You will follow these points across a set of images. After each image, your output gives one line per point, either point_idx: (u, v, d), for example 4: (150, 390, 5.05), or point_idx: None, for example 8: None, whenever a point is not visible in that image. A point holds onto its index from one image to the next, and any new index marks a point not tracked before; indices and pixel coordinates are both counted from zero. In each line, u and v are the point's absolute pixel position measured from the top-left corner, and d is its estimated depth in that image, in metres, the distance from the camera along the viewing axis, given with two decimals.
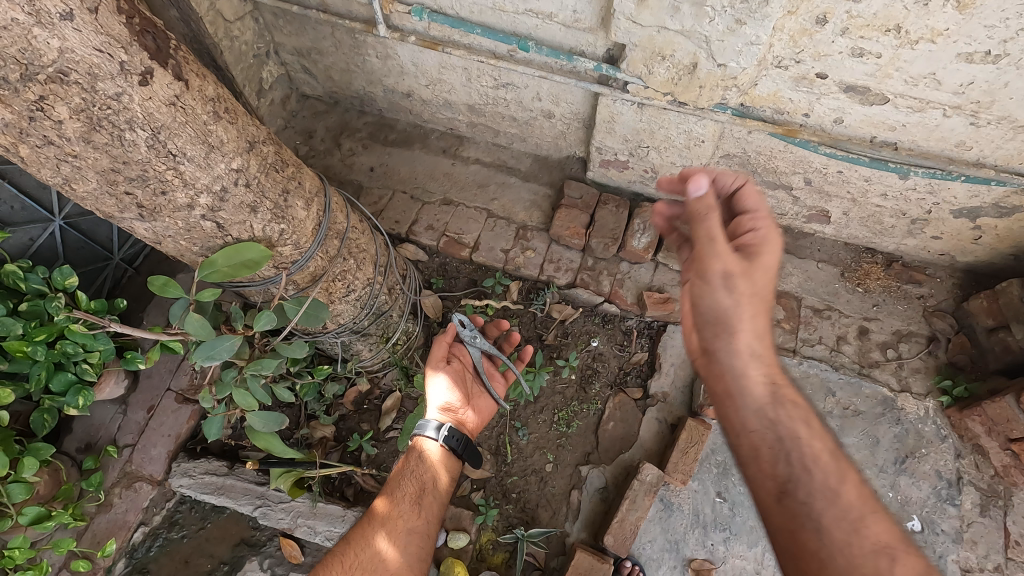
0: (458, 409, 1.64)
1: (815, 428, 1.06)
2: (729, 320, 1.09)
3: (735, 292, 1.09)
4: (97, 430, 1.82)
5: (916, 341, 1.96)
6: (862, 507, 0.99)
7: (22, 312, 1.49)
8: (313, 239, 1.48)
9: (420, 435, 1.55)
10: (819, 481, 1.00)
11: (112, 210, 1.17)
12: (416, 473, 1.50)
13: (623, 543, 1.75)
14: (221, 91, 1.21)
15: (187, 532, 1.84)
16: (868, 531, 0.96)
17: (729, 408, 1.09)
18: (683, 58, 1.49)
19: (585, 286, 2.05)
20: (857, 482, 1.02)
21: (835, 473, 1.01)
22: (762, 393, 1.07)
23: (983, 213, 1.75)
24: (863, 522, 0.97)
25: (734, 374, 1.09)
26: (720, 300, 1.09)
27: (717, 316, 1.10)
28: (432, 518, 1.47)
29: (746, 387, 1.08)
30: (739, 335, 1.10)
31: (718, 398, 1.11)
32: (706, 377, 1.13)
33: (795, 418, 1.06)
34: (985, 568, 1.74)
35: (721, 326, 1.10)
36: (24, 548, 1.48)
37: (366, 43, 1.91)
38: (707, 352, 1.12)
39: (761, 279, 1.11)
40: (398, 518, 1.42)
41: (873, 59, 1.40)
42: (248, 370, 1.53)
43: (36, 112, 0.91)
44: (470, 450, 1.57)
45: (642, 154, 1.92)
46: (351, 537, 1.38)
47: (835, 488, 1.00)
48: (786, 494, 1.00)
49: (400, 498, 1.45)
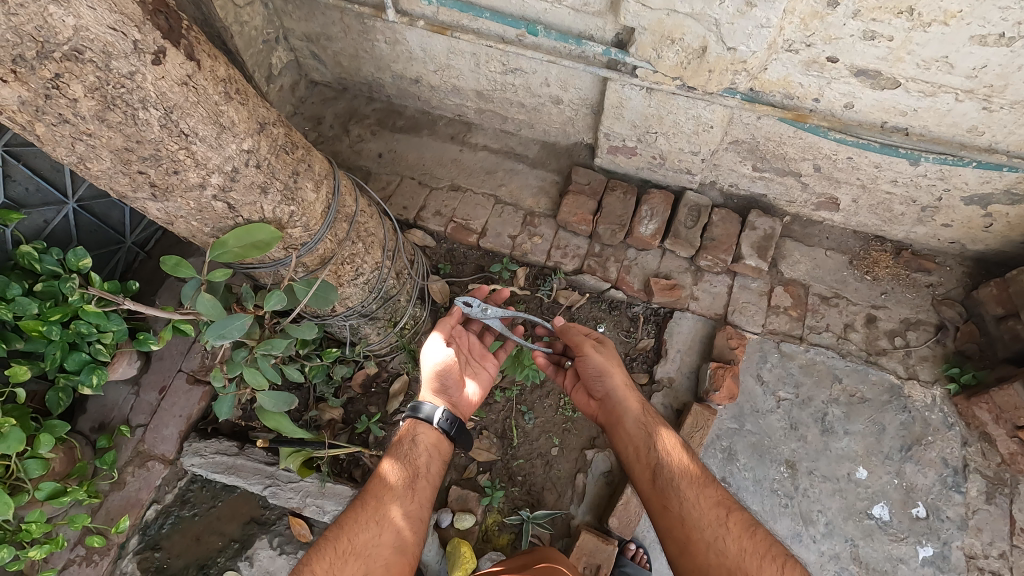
0: (449, 388, 1.62)
1: (672, 439, 1.47)
2: (606, 369, 1.59)
3: (606, 356, 1.61)
4: (111, 410, 1.86)
5: (924, 329, 1.96)
6: (703, 484, 1.37)
7: (37, 292, 1.52)
8: (322, 221, 1.49)
9: (413, 419, 1.55)
10: (676, 464, 1.41)
11: (125, 190, 1.19)
12: (410, 458, 1.48)
13: (628, 524, 1.79)
14: (233, 71, 1.21)
15: (199, 510, 1.86)
16: (709, 493, 1.35)
17: (618, 426, 1.55)
18: (692, 41, 1.49)
19: (592, 272, 2.06)
20: (701, 466, 1.42)
21: (688, 466, 1.41)
22: (638, 411, 1.54)
23: (994, 200, 1.74)
24: (706, 486, 1.37)
25: (618, 402, 1.56)
26: (597, 360, 1.60)
27: (598, 372, 1.60)
28: (425, 502, 1.45)
29: (626, 406, 1.55)
30: (614, 376, 1.59)
31: (616, 441, 1.54)
32: (611, 429, 1.57)
33: (660, 424, 1.51)
34: (990, 554, 1.75)
35: (604, 374, 1.59)
36: (41, 522, 1.51)
37: (375, 28, 1.91)
38: (601, 396, 1.61)
39: (612, 349, 1.65)
40: (391, 503, 1.38)
41: (884, 42, 1.39)
42: (259, 350, 1.56)
43: (51, 90, 0.92)
44: (463, 435, 1.59)
45: (650, 140, 1.91)
46: (343, 522, 1.32)
47: (687, 465, 1.41)
48: (657, 478, 1.40)
49: (393, 484, 1.41)
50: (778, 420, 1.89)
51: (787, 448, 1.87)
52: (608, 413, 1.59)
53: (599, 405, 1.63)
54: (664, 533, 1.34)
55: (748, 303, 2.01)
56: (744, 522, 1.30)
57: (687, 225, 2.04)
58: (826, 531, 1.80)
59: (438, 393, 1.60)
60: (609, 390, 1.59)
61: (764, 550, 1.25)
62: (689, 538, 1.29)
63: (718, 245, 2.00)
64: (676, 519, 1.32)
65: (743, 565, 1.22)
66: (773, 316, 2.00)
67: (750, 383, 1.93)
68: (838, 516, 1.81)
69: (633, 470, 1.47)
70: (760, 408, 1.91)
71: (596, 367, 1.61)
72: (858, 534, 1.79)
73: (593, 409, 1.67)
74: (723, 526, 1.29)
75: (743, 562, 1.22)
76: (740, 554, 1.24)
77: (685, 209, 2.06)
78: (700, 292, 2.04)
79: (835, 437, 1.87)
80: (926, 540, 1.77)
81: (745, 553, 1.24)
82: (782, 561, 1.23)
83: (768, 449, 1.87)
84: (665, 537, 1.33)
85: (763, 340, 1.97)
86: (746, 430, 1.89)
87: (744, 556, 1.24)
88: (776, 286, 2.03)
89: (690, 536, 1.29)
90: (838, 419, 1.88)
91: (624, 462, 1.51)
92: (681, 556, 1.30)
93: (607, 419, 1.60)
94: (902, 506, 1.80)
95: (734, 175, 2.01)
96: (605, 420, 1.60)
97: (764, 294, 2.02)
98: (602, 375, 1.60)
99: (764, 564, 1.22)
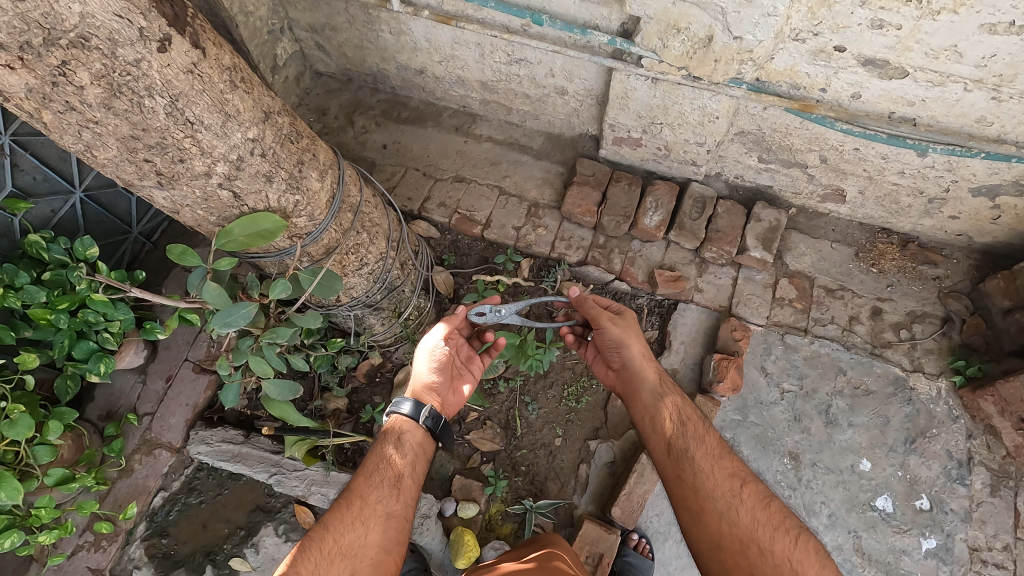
0: (437, 389, 1.55)
1: (686, 408, 1.46)
2: (623, 340, 1.57)
3: (623, 328, 1.58)
4: (118, 398, 1.88)
5: (930, 321, 1.95)
6: (719, 454, 1.37)
7: (45, 281, 1.54)
8: (327, 210, 1.50)
9: (396, 416, 1.47)
10: (692, 435, 1.40)
11: (131, 178, 1.19)
12: (395, 455, 1.39)
13: (631, 515, 1.80)
14: (238, 60, 1.21)
15: (205, 498, 1.88)
16: (724, 465, 1.34)
17: (634, 396, 1.54)
18: (699, 31, 1.48)
19: (597, 264, 2.06)
20: (717, 436, 1.41)
21: (705, 435, 1.40)
22: (655, 382, 1.52)
23: (1003, 192, 1.72)
24: (721, 457, 1.36)
25: (635, 372, 1.55)
26: (614, 333, 1.57)
27: (616, 343, 1.58)
28: (410, 502, 1.36)
29: (642, 377, 1.54)
30: (632, 347, 1.56)
31: (632, 410, 1.54)
32: (628, 398, 1.57)
33: (678, 395, 1.50)
34: (993, 546, 1.75)
35: (621, 346, 1.57)
36: (49, 507, 1.53)
37: (380, 18, 1.90)
38: (618, 366, 1.60)
39: (632, 320, 1.62)
40: (375, 504, 1.30)
41: (893, 30, 1.37)
42: (264, 339, 1.57)
43: (58, 77, 0.93)
44: (449, 434, 1.52)
45: (656, 132, 1.90)
46: (327, 521, 1.24)
47: (702, 437, 1.40)
48: (672, 449, 1.39)
49: (378, 483, 1.33)
50: (782, 412, 1.90)
51: (790, 439, 1.87)
52: (625, 383, 1.58)
53: (617, 374, 1.62)
54: (677, 502, 1.35)
55: (753, 296, 2.01)
56: (758, 493, 1.30)
57: (692, 216, 2.03)
58: (829, 523, 1.80)
59: (425, 393, 1.53)
60: (627, 360, 1.57)
61: (778, 521, 1.26)
62: (702, 508, 1.30)
63: (723, 237, 2.00)
64: (689, 489, 1.32)
65: (755, 537, 1.23)
66: (777, 309, 1.99)
67: (754, 375, 1.93)
68: (841, 507, 1.81)
69: (648, 439, 1.47)
70: (764, 400, 1.91)
71: (614, 337, 1.58)
72: (861, 525, 1.79)
73: (611, 377, 1.66)
74: (737, 497, 1.29)
75: (755, 533, 1.24)
76: (753, 525, 1.25)
77: (690, 200, 2.05)
78: (704, 284, 2.03)
79: (839, 429, 1.87)
80: (929, 532, 1.77)
81: (758, 524, 1.25)
82: (795, 533, 1.24)
83: (772, 440, 1.87)
84: (678, 505, 1.34)
85: (768, 332, 1.97)
86: (749, 422, 1.89)
87: (756, 527, 1.25)
88: (782, 277, 2.02)
89: (703, 505, 1.30)
90: (842, 411, 1.88)
91: (640, 431, 1.50)
92: (693, 524, 1.31)
93: (625, 388, 1.59)
94: (905, 497, 1.80)
95: (739, 166, 2.00)
96: (623, 389, 1.59)
97: (769, 286, 2.02)
98: (621, 345, 1.57)
99: (777, 535, 1.23)
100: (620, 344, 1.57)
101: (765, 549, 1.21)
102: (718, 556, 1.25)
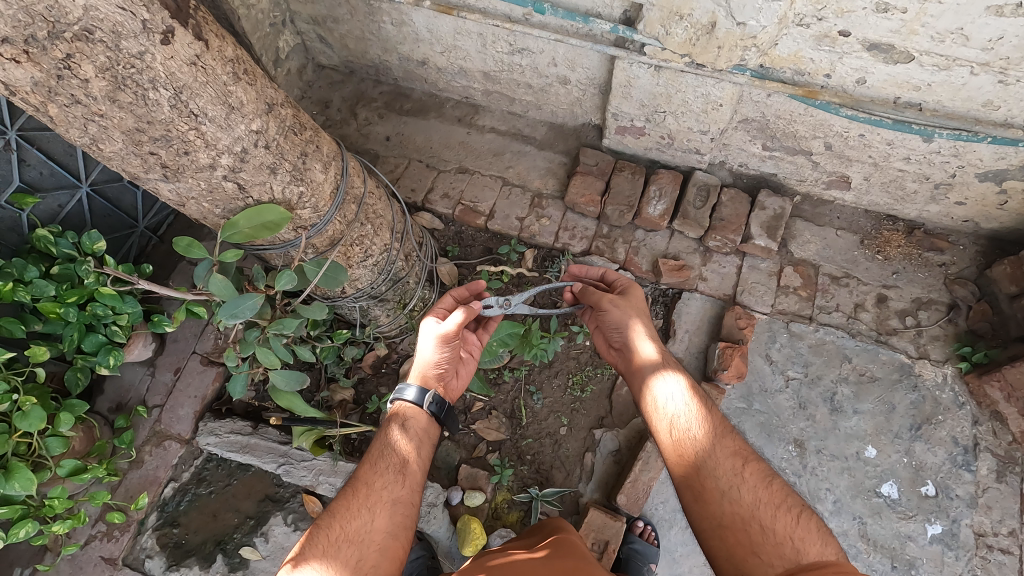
0: (442, 376, 1.56)
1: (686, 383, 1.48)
2: (624, 321, 1.60)
3: (622, 308, 1.61)
4: (128, 391, 1.91)
5: (936, 308, 1.94)
6: (721, 435, 1.36)
7: (53, 275, 1.54)
8: (331, 202, 1.50)
9: (400, 403, 1.49)
10: (694, 411, 1.40)
11: (137, 170, 1.20)
12: (398, 443, 1.40)
13: (636, 502, 1.82)
14: (240, 52, 1.21)
15: (214, 488, 1.89)
16: (726, 443, 1.34)
17: (635, 374, 1.56)
18: (701, 17, 1.46)
19: (600, 254, 2.05)
20: (719, 415, 1.41)
21: (707, 415, 1.40)
22: (656, 360, 1.53)
23: (1009, 176, 1.71)
24: (723, 435, 1.36)
25: (636, 351, 1.57)
26: (615, 313, 1.61)
27: (615, 324, 1.61)
28: (416, 488, 1.36)
29: (641, 356, 1.56)
30: (634, 326, 1.60)
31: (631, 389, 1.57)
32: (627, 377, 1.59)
33: (679, 370, 1.51)
34: (999, 532, 1.75)
35: (623, 326, 1.60)
36: (63, 498, 1.54)
37: (381, 10, 1.90)
38: (619, 346, 1.63)
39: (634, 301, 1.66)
40: (381, 490, 1.30)
41: (898, 14, 1.36)
42: (270, 331, 1.59)
43: (63, 70, 0.94)
44: (451, 420, 1.54)
45: (659, 120, 1.90)
46: (335, 508, 1.25)
47: (704, 416, 1.40)
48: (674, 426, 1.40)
49: (383, 469, 1.34)
50: (786, 400, 1.90)
51: (795, 427, 1.88)
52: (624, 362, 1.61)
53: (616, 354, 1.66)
54: (681, 484, 1.34)
55: (757, 284, 2.01)
56: (760, 472, 1.29)
57: (696, 205, 2.03)
58: (834, 509, 1.81)
59: (432, 379, 1.54)
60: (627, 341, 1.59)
61: (780, 500, 1.24)
62: (704, 487, 1.29)
63: (727, 225, 1.99)
64: (692, 469, 1.32)
65: (757, 516, 1.22)
66: (782, 297, 1.99)
67: (758, 362, 1.94)
68: (847, 494, 1.82)
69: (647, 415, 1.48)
70: (769, 388, 1.92)
71: (615, 319, 1.61)
72: (867, 512, 1.80)
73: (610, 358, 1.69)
74: (738, 476, 1.28)
75: (756, 511, 1.22)
76: (754, 503, 1.23)
77: (694, 189, 2.04)
78: (708, 273, 2.03)
79: (844, 416, 1.87)
80: (935, 518, 1.78)
81: (760, 502, 1.24)
82: (798, 511, 1.22)
83: (777, 428, 1.88)
84: (681, 486, 1.34)
85: (772, 321, 1.97)
86: (754, 410, 1.90)
87: (758, 505, 1.23)
88: (786, 266, 2.02)
89: (705, 485, 1.29)
90: (847, 399, 1.88)
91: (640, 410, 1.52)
92: (696, 503, 1.30)
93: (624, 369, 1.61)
94: (911, 484, 1.80)
95: (744, 154, 2.00)
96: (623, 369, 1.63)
97: (774, 274, 2.01)
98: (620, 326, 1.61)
99: (778, 513, 1.22)
100: (620, 324, 1.61)
101: (767, 527, 1.20)
102: (720, 534, 1.24)
